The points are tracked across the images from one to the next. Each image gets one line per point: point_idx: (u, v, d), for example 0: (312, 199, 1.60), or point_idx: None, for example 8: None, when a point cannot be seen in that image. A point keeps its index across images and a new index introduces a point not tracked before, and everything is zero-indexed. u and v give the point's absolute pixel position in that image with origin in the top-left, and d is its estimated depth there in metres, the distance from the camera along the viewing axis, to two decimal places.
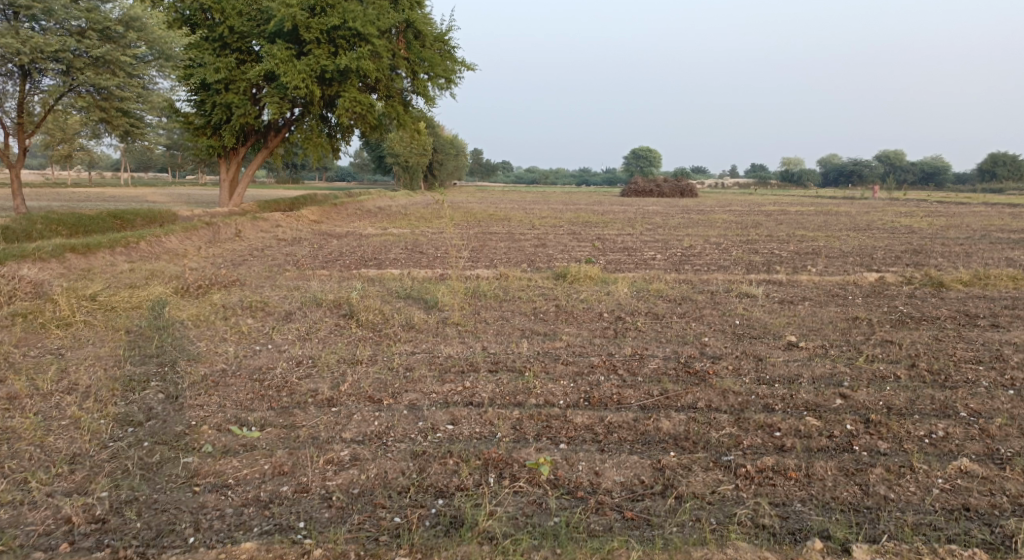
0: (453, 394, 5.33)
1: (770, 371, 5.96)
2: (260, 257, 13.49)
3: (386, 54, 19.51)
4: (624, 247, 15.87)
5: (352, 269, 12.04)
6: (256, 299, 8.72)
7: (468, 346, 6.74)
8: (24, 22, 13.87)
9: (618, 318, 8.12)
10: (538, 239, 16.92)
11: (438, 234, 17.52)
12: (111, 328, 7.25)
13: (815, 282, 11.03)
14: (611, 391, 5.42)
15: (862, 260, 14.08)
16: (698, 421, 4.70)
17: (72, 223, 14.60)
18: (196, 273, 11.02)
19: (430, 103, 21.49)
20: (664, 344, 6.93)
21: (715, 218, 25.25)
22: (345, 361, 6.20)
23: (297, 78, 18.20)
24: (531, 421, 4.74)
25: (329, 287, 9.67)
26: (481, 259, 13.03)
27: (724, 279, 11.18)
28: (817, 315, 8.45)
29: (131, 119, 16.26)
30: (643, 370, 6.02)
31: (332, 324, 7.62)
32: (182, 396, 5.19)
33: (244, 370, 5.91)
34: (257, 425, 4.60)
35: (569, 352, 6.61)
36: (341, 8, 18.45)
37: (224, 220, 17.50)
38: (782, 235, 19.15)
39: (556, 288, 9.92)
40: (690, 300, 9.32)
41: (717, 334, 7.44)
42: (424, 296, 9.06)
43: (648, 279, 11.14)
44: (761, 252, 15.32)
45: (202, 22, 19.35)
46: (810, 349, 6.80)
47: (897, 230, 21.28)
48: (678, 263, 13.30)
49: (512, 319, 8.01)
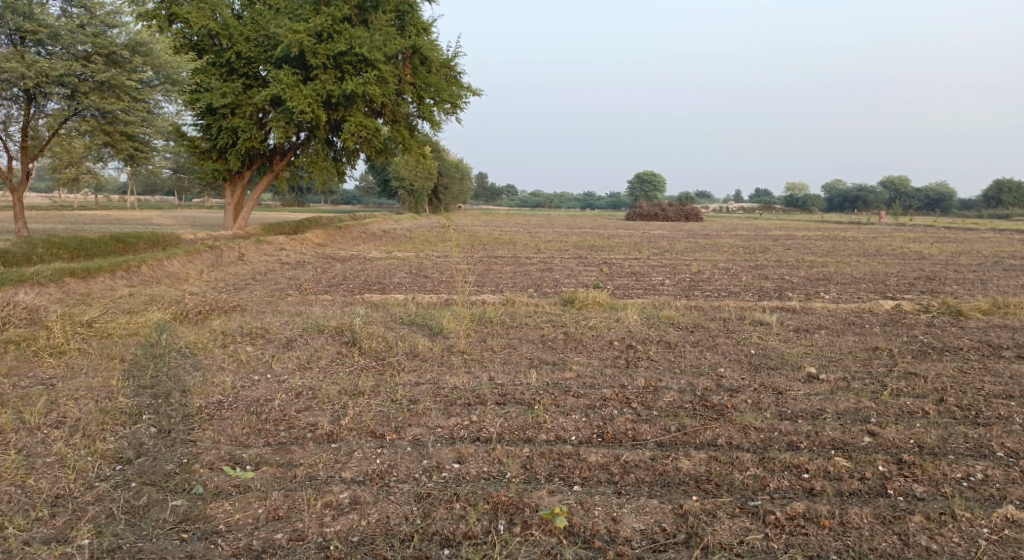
0: (459, 429, 5.08)
1: (792, 406, 5.69)
2: (262, 282, 13.29)
3: (392, 80, 19.49)
4: (632, 272, 15.62)
5: (355, 293, 11.82)
6: (257, 325, 8.49)
7: (474, 376, 6.48)
8: (29, 46, 13.87)
9: (629, 347, 7.86)
10: (544, 263, 16.70)
11: (443, 259, 17.33)
12: (106, 356, 7.02)
13: (829, 309, 10.77)
14: (625, 427, 5.15)
15: (875, 287, 13.80)
16: (720, 461, 4.44)
17: (74, 247, 14.46)
18: (196, 298, 10.82)
19: (435, 127, 21.44)
20: (678, 375, 6.66)
21: (723, 243, 25.04)
22: (346, 392, 5.94)
23: (303, 103, 18.16)
24: (542, 459, 4.47)
25: (332, 313, 9.44)
26: (487, 284, 12.80)
27: (736, 306, 10.92)
28: (835, 345, 8.17)
29: (136, 143, 16.18)
30: (658, 403, 5.75)
31: (334, 352, 7.38)
32: (174, 431, 4.93)
33: (241, 402, 5.66)
34: (252, 463, 4.34)
35: (580, 383, 6.36)
36: (348, 34, 18.46)
37: (228, 244, 17.36)
38: (791, 261, 18.91)
39: (564, 314, 9.68)
40: (702, 328, 9.06)
41: (732, 364, 7.17)
42: (429, 322, 8.83)
43: (658, 305, 10.89)
44: (772, 278, 15.05)
45: (210, 47, 19.38)
46: (831, 381, 6.52)
47: (907, 256, 21.00)
48: (687, 289, 13.06)
49: (519, 347, 7.76)
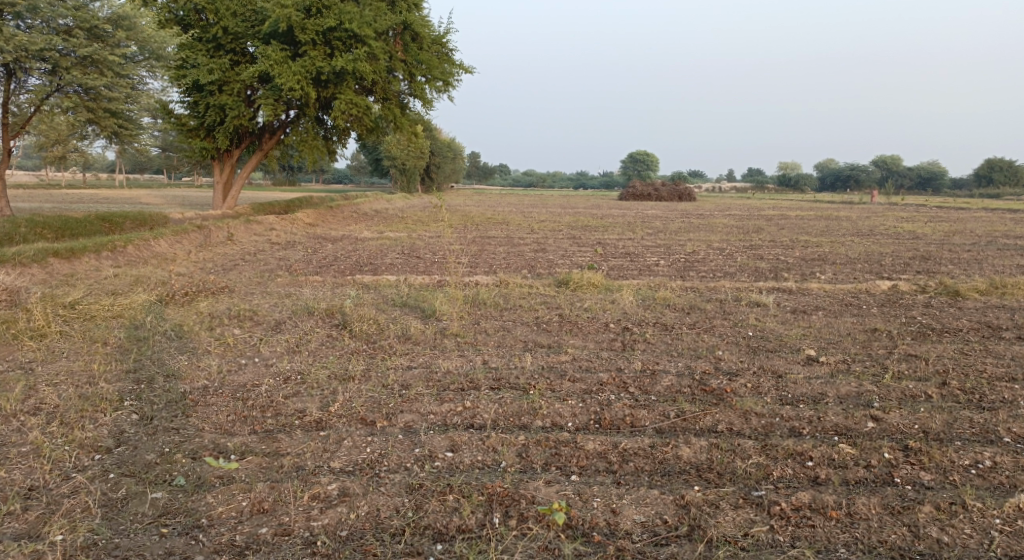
0: (452, 416, 4.92)
1: (793, 390, 5.57)
2: (251, 262, 13.05)
3: (383, 56, 19.13)
4: (627, 252, 15.46)
5: (346, 274, 11.63)
6: (245, 307, 8.29)
7: (468, 360, 6.32)
8: (8, 20, 13.44)
9: (626, 329, 7.71)
10: (537, 244, 16.51)
11: (435, 239, 17.13)
12: (88, 340, 6.82)
13: (826, 290, 10.65)
14: (623, 412, 5.01)
15: (871, 267, 13.70)
16: (722, 448, 4.30)
17: (58, 227, 14.17)
18: (183, 279, 10.60)
19: (427, 106, 21.11)
20: (675, 359, 6.52)
21: (717, 223, 24.88)
22: (336, 377, 5.77)
23: (292, 80, 17.79)
24: (538, 447, 4.33)
25: (322, 295, 9.25)
26: (480, 265, 12.62)
27: (733, 287, 10.79)
28: (834, 326, 8.04)
29: (120, 120, 15.80)
30: (655, 387, 5.62)
31: (324, 335, 7.20)
32: (157, 418, 4.76)
33: (227, 387, 5.48)
34: (236, 453, 4.17)
35: (576, 367, 6.21)
36: (337, 9, 18.03)
37: (216, 224, 17.06)
38: (785, 241, 18.77)
39: (559, 295, 9.52)
40: (699, 309, 8.92)
41: (731, 346, 7.04)
42: (421, 304, 8.64)
43: (654, 286, 10.74)
44: (767, 258, 14.92)
45: (196, 22, 18.93)
46: (831, 364, 6.40)
47: (900, 235, 20.92)
48: (682, 269, 12.91)
49: (514, 329, 7.60)
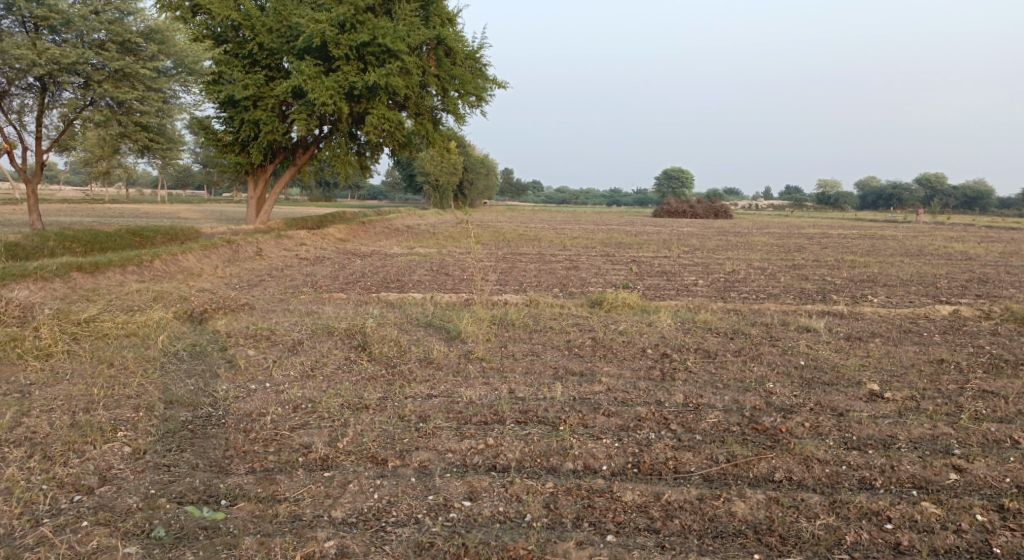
0: (473, 455, 4.41)
1: (857, 432, 4.95)
2: (277, 278, 12.77)
3: (416, 71, 18.86)
4: (663, 271, 14.84)
5: (372, 291, 11.27)
6: (263, 326, 7.89)
7: (492, 389, 5.80)
8: (43, 34, 13.48)
9: (664, 356, 7.12)
10: (570, 261, 16.01)
11: (465, 255, 16.71)
12: (95, 361, 6.47)
13: (881, 314, 9.91)
14: (664, 455, 4.44)
15: (925, 290, 12.86)
16: (783, 504, 3.75)
17: (87, 240, 14.09)
18: (204, 295, 10.29)
19: (460, 121, 20.78)
20: (721, 391, 5.90)
21: (756, 241, 24.00)
22: (349, 406, 5.30)
23: (325, 95, 17.60)
24: (569, 496, 3.81)
25: (343, 314, 8.82)
26: (509, 283, 12.14)
27: (778, 310, 10.10)
28: (894, 357, 7.35)
29: (151, 133, 15.68)
30: (700, 425, 5.03)
31: (341, 358, 6.74)
32: (149, 453, 4.34)
33: (231, 417, 5.05)
34: (227, 497, 3.74)
35: (612, 400, 5.64)
36: (371, 24, 17.82)
37: (246, 239, 16.87)
38: (830, 260, 17.95)
39: (592, 317, 8.97)
40: (743, 334, 8.28)
41: (781, 377, 6.41)
42: (446, 325, 8.16)
43: (694, 308, 10.12)
44: (812, 278, 14.18)
45: (232, 38, 18.95)
46: (898, 401, 5.75)
47: (952, 256, 19.89)
48: (723, 290, 12.26)
49: (544, 354, 7.07)
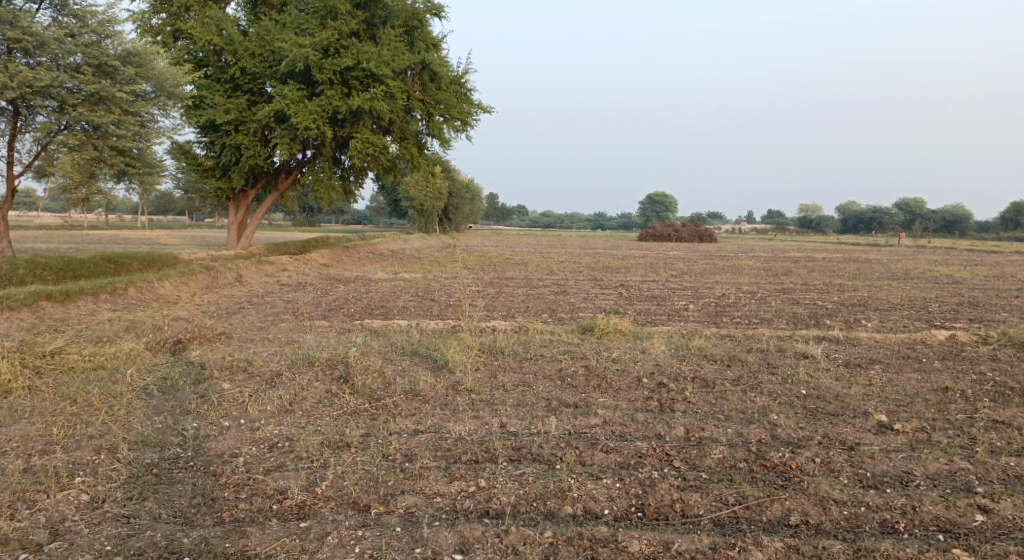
0: (464, 499, 4.09)
1: (871, 468, 4.67)
2: (258, 305, 12.38)
3: (401, 96, 18.64)
4: (653, 296, 14.61)
5: (355, 318, 10.93)
6: (240, 357, 7.51)
7: (483, 424, 5.46)
8: (17, 56, 13.10)
9: (661, 385, 6.82)
10: (557, 286, 15.74)
11: (452, 280, 16.39)
12: (58, 397, 6.06)
13: (878, 340, 9.70)
14: (670, 496, 4.12)
15: (918, 314, 12.70)
16: (803, 554, 3.60)
17: (60, 268, 13.64)
18: (179, 324, 9.87)
19: (446, 145, 20.58)
20: (724, 423, 5.60)
21: (742, 265, 23.89)
22: (329, 445, 4.94)
23: (308, 119, 17.33)
24: (570, 547, 3.62)
25: (325, 342, 8.45)
26: (498, 309, 11.84)
27: (773, 335, 9.85)
28: (898, 385, 7.10)
29: (128, 157, 15.30)
30: (705, 461, 4.72)
31: (322, 391, 6.37)
32: (108, 501, 3.99)
33: (200, 458, 4.67)
34: (191, 555, 3.53)
35: (609, 434, 5.32)
36: (355, 48, 17.63)
37: (225, 264, 16.45)
38: (818, 284, 17.81)
39: (583, 344, 8.68)
40: (740, 361, 8.00)
41: (785, 408, 6.12)
42: (433, 353, 7.82)
43: (687, 334, 9.85)
44: (803, 303, 14.00)
45: (214, 63, 18.69)
46: (909, 434, 5.47)
47: (938, 280, 19.85)
48: (714, 315, 12.02)
49: (535, 384, 6.74)
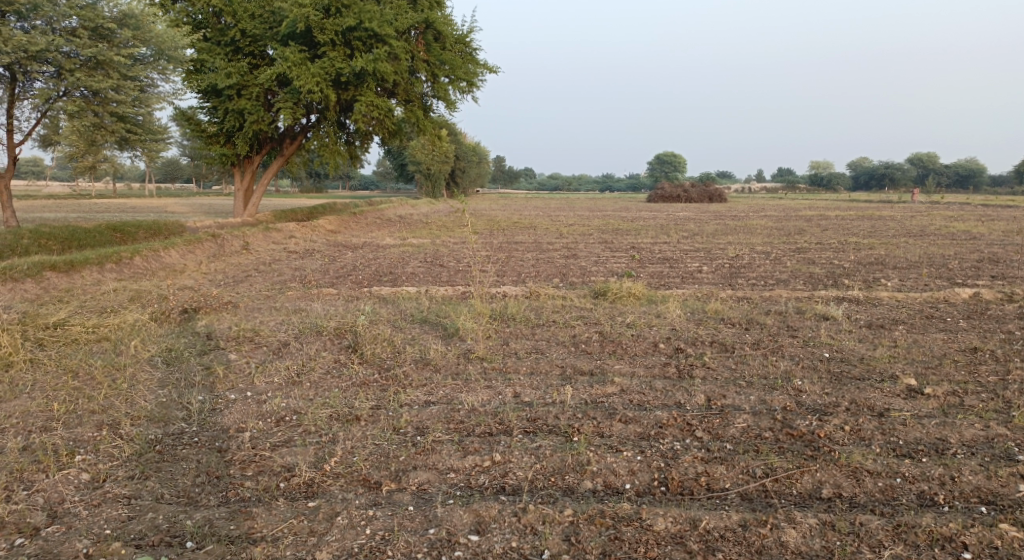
0: (479, 475, 3.93)
1: (903, 435, 4.46)
2: (265, 273, 12.22)
3: (404, 57, 18.17)
4: (665, 258, 14.32)
5: (364, 285, 10.75)
6: (247, 327, 7.33)
7: (496, 394, 5.28)
8: (10, 21, 12.74)
9: (678, 351, 6.60)
10: (568, 249, 15.48)
11: (461, 245, 16.15)
12: (60, 371, 5.91)
13: (899, 299, 9.42)
14: (694, 470, 3.95)
15: (938, 272, 12.37)
16: (839, 530, 3.42)
17: (64, 238, 13.47)
18: (184, 294, 9.70)
19: (451, 107, 20.14)
20: (746, 390, 5.39)
21: (754, 225, 23.49)
22: (338, 418, 4.77)
23: (311, 82, 16.93)
24: (592, 526, 3.45)
25: (333, 311, 8.26)
26: (508, 273, 11.62)
27: (791, 297, 9.58)
28: (924, 346, 6.86)
29: (128, 124, 14.98)
30: (729, 431, 4.52)
31: (330, 361, 6.19)
32: (108, 481, 3.85)
33: (205, 434, 4.51)
34: (194, 538, 3.37)
35: (627, 403, 5.12)
36: (357, 7, 17.12)
37: (232, 232, 16.23)
38: (834, 243, 17.45)
39: (596, 309, 8.45)
40: (758, 324, 7.76)
41: (809, 373, 5.90)
42: (443, 321, 7.63)
43: (702, 296, 9.60)
44: (819, 262, 13.68)
45: (213, 26, 18.23)
46: (940, 398, 5.25)
47: (955, 236, 19.44)
48: (729, 277, 11.75)
49: (549, 351, 6.54)
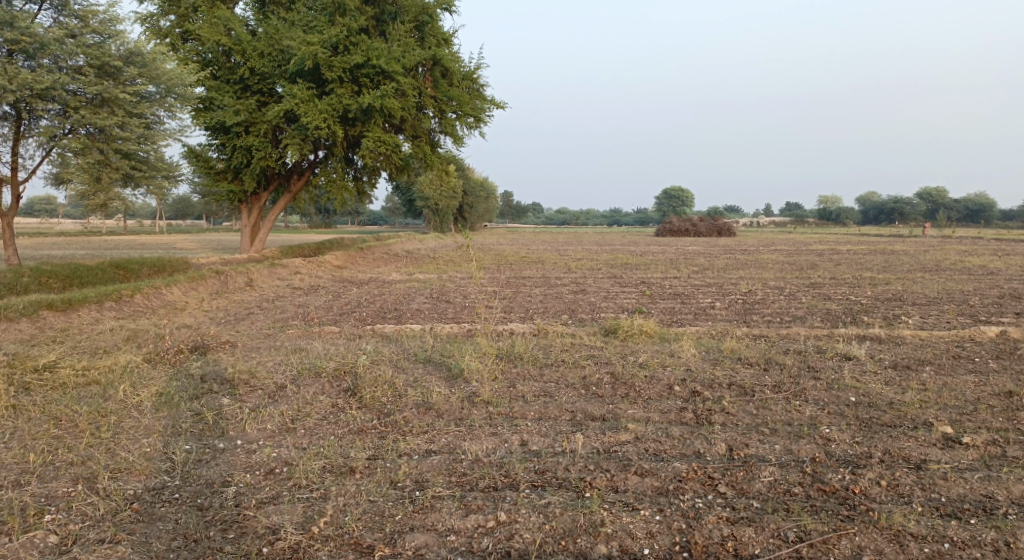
0: (482, 538, 3.60)
1: (946, 491, 4.09)
2: (267, 310, 11.98)
3: (412, 93, 18.13)
4: (676, 293, 13.99)
5: (367, 323, 10.46)
6: (243, 368, 7.02)
7: (502, 442, 4.93)
8: (18, 59, 12.77)
9: (695, 394, 6.24)
10: (576, 285, 15.19)
11: (467, 281, 15.88)
12: (43, 417, 5.61)
13: (923, 337, 9.03)
14: (718, 533, 3.63)
15: (960, 308, 11.96)
16: None
17: (65, 275, 13.31)
18: (182, 332, 9.44)
19: (459, 142, 20.05)
20: (770, 438, 5.02)
21: (766, 259, 23.17)
22: (332, 470, 4.43)
23: (318, 118, 16.89)
24: None
25: (334, 350, 7.96)
26: (515, 310, 11.32)
27: (810, 335, 9.20)
28: (956, 389, 6.46)
29: (134, 160, 14.89)
30: (754, 486, 4.16)
31: (327, 406, 5.85)
32: (77, 545, 3.57)
33: (188, 489, 4.18)
34: None
35: (642, 453, 4.76)
36: (365, 45, 17.16)
37: (236, 268, 16.04)
38: (848, 278, 17.09)
39: (607, 347, 8.11)
40: (777, 364, 7.39)
41: (836, 419, 5.52)
42: (447, 361, 7.31)
43: (716, 334, 9.24)
44: (835, 298, 13.31)
45: (223, 64, 18.32)
46: (981, 448, 4.87)
47: (972, 271, 19.03)
48: (743, 313, 11.40)
49: (558, 394, 6.19)
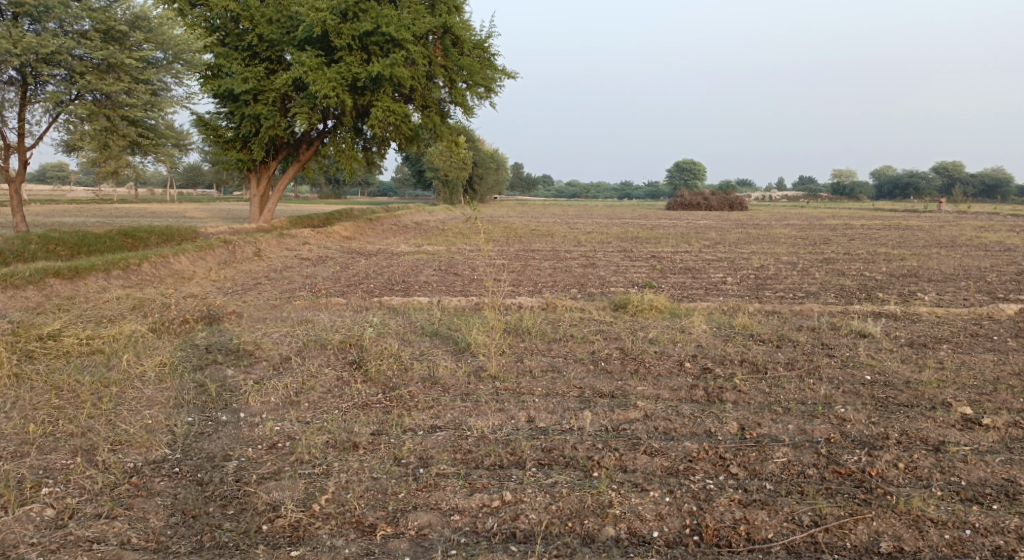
0: (486, 518, 3.51)
1: (965, 474, 3.96)
2: (274, 281, 11.90)
3: (422, 62, 17.82)
4: (687, 268, 13.79)
5: (374, 295, 10.36)
6: (249, 339, 6.94)
7: (508, 419, 4.83)
8: (23, 23, 12.58)
9: (706, 371, 6.11)
10: (586, 258, 15.02)
11: (476, 253, 15.73)
12: (45, 387, 5.55)
13: (939, 315, 8.84)
14: (730, 516, 3.52)
15: (977, 285, 11.73)
16: None
17: (73, 243, 13.27)
18: (188, 301, 9.36)
19: (469, 112, 19.77)
20: (783, 418, 4.89)
21: (778, 234, 22.87)
22: (335, 445, 4.35)
23: (327, 87, 16.66)
24: None
25: (340, 322, 7.86)
26: (523, 283, 11.18)
27: (824, 311, 9.03)
28: (975, 368, 6.30)
29: (140, 128, 14.73)
30: (767, 466, 4.04)
31: (332, 380, 5.76)
32: (74, 520, 3.50)
33: (188, 462, 4.11)
34: None
35: (652, 431, 4.65)
36: (374, 12, 16.81)
37: (244, 238, 15.95)
38: (862, 253, 16.81)
39: (616, 322, 7.98)
40: (790, 341, 7.23)
41: (851, 398, 5.37)
42: (454, 335, 7.20)
43: (728, 310, 9.08)
44: (849, 274, 13.09)
45: (231, 31, 18.04)
46: (1001, 430, 4.72)
47: (989, 247, 18.70)
48: (755, 288, 11.22)
49: (567, 370, 6.08)
